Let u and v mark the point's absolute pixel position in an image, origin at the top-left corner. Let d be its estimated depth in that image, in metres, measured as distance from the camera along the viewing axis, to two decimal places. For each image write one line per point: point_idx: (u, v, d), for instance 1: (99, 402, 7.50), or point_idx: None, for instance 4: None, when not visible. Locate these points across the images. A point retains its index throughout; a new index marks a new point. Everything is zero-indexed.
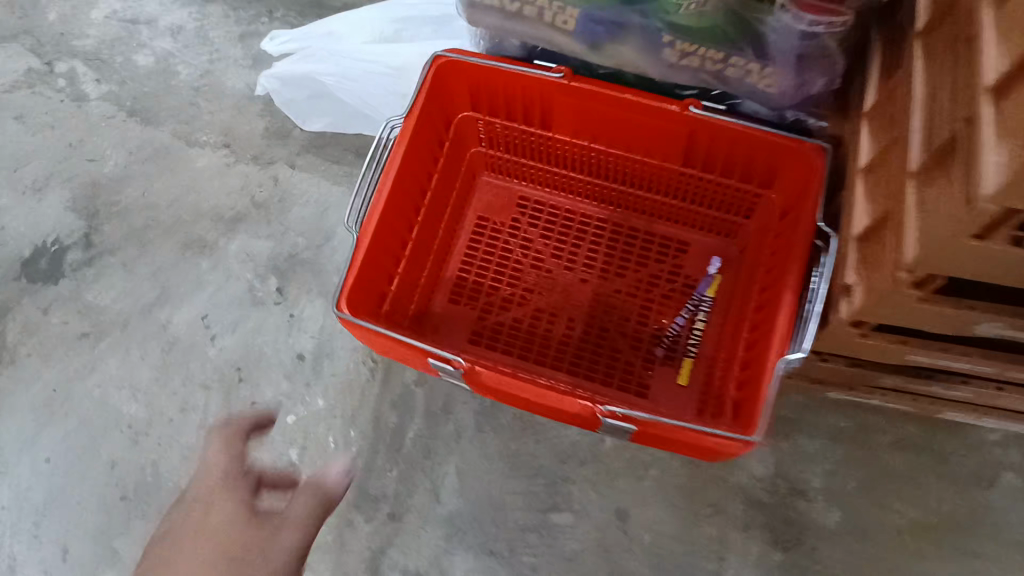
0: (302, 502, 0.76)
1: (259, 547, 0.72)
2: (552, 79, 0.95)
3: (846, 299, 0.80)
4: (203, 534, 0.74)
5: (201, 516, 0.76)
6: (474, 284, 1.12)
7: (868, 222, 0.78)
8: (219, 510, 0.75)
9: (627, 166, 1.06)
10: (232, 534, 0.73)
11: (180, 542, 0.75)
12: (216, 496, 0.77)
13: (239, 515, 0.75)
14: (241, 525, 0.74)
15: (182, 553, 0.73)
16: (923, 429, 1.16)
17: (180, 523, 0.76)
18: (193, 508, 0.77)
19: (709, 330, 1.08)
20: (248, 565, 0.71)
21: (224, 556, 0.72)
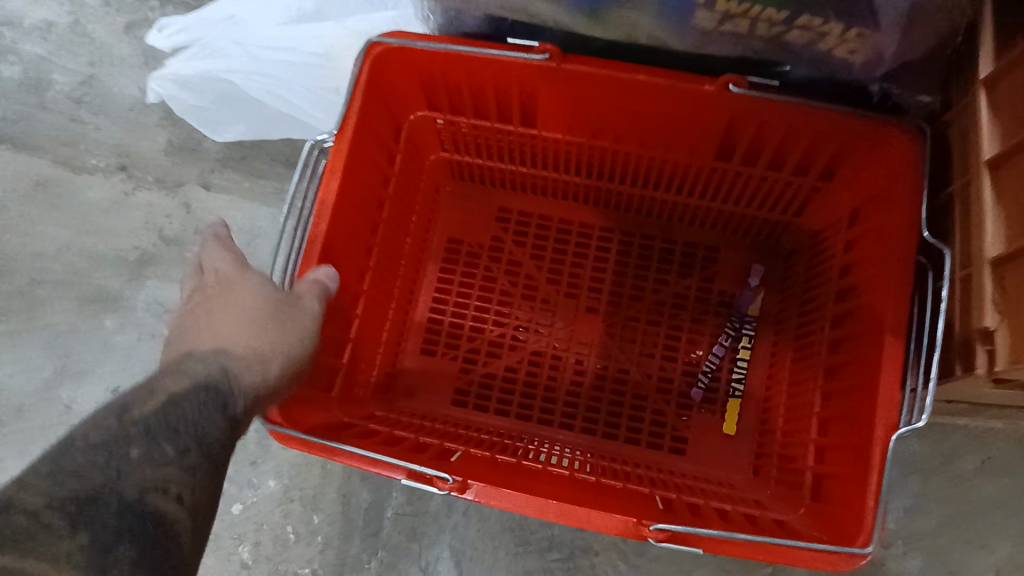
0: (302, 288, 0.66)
1: (287, 303, 0.63)
2: (535, 62, 0.68)
3: (982, 350, 0.57)
4: (229, 294, 0.61)
5: (218, 279, 0.63)
6: (452, 328, 0.88)
7: (1015, 243, 0.54)
8: (236, 276, 0.63)
9: (636, 162, 0.81)
10: (265, 295, 0.62)
11: (196, 297, 0.62)
12: (227, 268, 0.64)
13: (259, 275, 0.64)
14: (270, 283, 0.63)
15: (199, 306, 0.61)
16: (1019, 446, 0.94)
17: (191, 292, 0.63)
18: (201, 278, 0.64)
19: (757, 361, 0.85)
20: (286, 313, 0.63)
21: (254, 303, 0.61)
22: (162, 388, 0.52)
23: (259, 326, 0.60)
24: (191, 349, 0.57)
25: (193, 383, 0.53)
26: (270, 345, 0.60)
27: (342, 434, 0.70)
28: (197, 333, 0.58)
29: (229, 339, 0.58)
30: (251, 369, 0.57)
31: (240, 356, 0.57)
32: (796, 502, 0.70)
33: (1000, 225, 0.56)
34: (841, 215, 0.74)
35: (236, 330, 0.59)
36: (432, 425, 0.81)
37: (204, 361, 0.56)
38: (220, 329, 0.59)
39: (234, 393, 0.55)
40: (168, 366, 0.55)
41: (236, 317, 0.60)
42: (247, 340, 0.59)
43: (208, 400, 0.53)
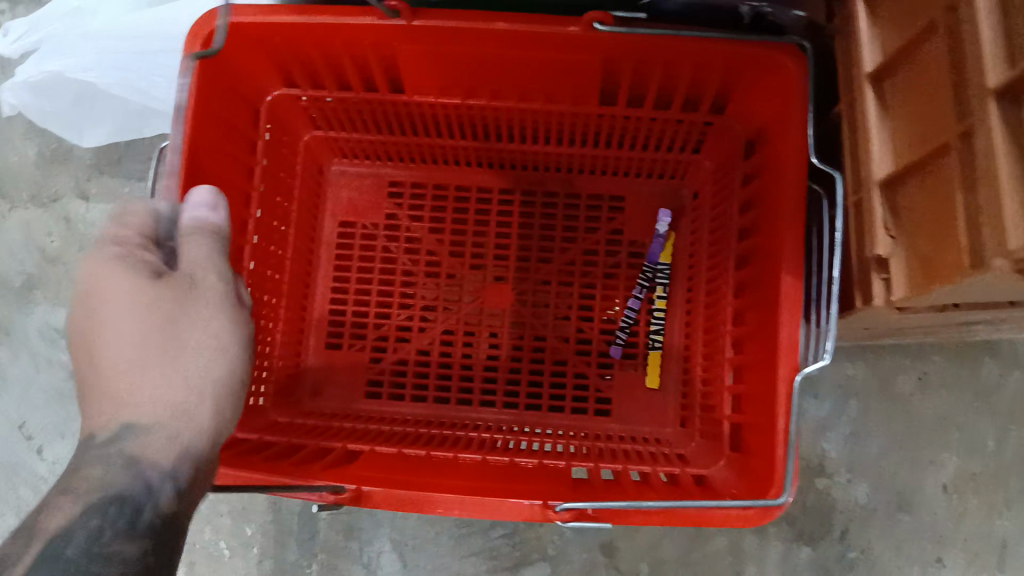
0: (201, 252, 0.56)
1: (186, 317, 0.52)
2: (387, 23, 0.62)
3: (878, 276, 0.53)
4: (112, 334, 0.51)
5: (97, 305, 0.52)
6: (356, 317, 0.82)
7: (904, 160, 0.50)
8: (114, 297, 0.51)
9: (520, 117, 0.75)
10: (141, 320, 0.51)
11: (82, 331, 0.52)
12: (102, 284, 0.52)
13: (144, 290, 0.52)
14: (158, 302, 0.52)
15: (87, 354, 0.51)
16: (953, 358, 0.91)
17: (76, 321, 0.53)
18: (82, 297, 0.53)
19: (675, 309, 0.81)
20: (174, 343, 0.51)
21: (141, 340, 0.51)
22: (59, 511, 0.48)
23: (158, 371, 0.51)
24: (96, 429, 0.51)
25: (100, 498, 0.49)
26: (171, 399, 0.51)
27: (230, 455, 0.65)
28: (100, 403, 0.51)
29: (124, 406, 0.51)
30: (166, 438, 0.51)
31: (144, 430, 0.50)
32: (717, 453, 0.68)
33: (888, 142, 0.52)
34: (737, 148, 0.69)
35: (133, 392, 0.50)
36: (345, 424, 0.77)
37: (108, 458, 0.50)
38: (114, 391, 0.50)
39: (150, 492, 0.50)
40: (74, 471, 0.51)
41: (127, 369, 0.50)
42: (141, 402, 0.50)
43: (110, 524, 0.49)
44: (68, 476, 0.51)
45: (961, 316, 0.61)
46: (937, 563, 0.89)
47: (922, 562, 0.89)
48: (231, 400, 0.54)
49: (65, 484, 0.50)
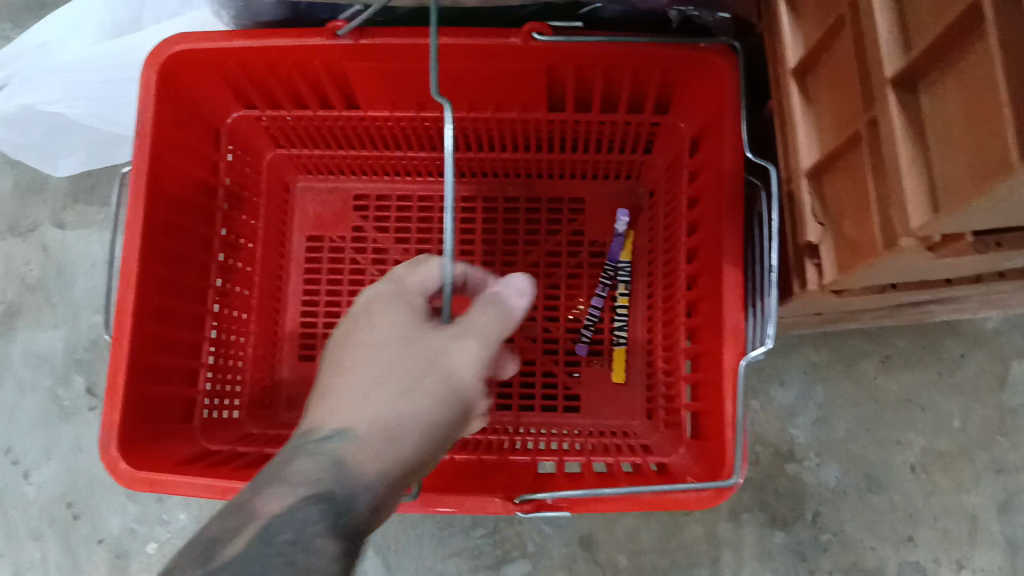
0: (490, 319, 0.53)
1: (427, 341, 0.50)
2: (335, 44, 0.64)
3: (811, 263, 0.56)
4: (362, 348, 0.50)
5: (356, 324, 0.52)
6: (326, 328, 0.84)
7: (826, 150, 0.52)
8: (375, 322, 0.52)
9: (474, 127, 0.77)
10: (394, 338, 0.50)
11: (337, 342, 0.52)
12: (376, 308, 0.53)
13: (402, 322, 0.51)
14: (416, 330, 0.51)
15: (331, 365, 0.51)
16: (915, 338, 0.92)
17: (336, 335, 0.53)
18: (349, 315, 0.54)
19: (636, 304, 0.83)
20: (423, 360, 0.49)
21: (386, 357, 0.49)
22: (266, 503, 0.43)
23: (383, 391, 0.48)
24: (307, 429, 0.48)
25: (285, 507, 0.43)
26: (390, 414, 0.47)
27: (204, 466, 0.68)
28: (321, 404, 0.49)
29: (348, 408, 0.48)
30: (374, 455, 0.46)
31: (357, 440, 0.46)
32: (677, 440, 0.70)
33: (813, 134, 0.55)
34: (683, 146, 0.72)
35: (353, 401, 0.48)
36: None
37: (310, 457, 0.46)
38: (339, 399, 0.48)
39: (349, 503, 0.45)
40: (277, 472, 0.46)
41: (356, 385, 0.49)
42: (365, 407, 0.47)
43: (320, 517, 0.43)
44: (263, 472, 0.47)
45: (901, 297, 0.63)
46: (909, 542, 0.90)
47: (893, 541, 0.90)
48: (443, 442, 0.49)
49: (258, 481, 0.46)
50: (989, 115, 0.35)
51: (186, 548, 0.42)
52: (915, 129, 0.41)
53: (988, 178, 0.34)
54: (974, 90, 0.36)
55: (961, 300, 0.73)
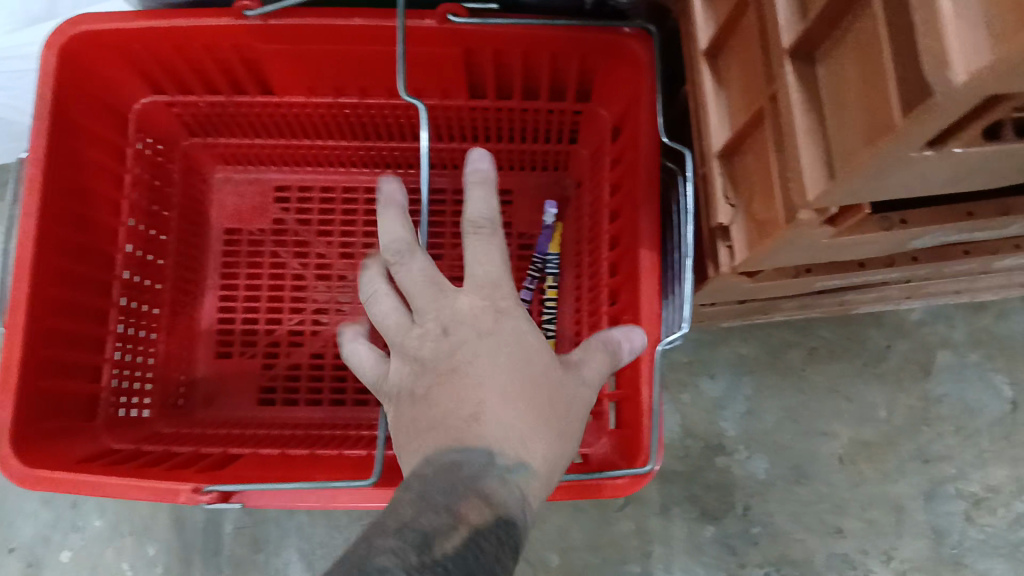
0: (602, 364, 0.53)
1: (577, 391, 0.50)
2: (241, 25, 0.63)
3: (723, 247, 0.56)
4: (512, 374, 0.46)
5: (488, 346, 0.47)
6: (244, 324, 0.81)
7: (735, 130, 0.52)
8: (508, 338, 0.48)
9: (398, 120, 0.75)
10: (552, 379, 0.48)
11: (468, 360, 0.46)
12: (504, 338, 0.48)
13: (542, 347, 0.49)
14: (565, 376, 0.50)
15: (473, 386, 0.45)
16: (841, 330, 0.93)
17: (451, 345, 0.48)
18: (469, 335, 0.48)
19: (565, 296, 0.82)
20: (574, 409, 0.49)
21: (538, 386, 0.47)
22: (469, 509, 0.39)
23: (549, 424, 0.46)
24: (491, 450, 0.43)
25: (492, 516, 0.40)
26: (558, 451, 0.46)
27: (106, 464, 0.65)
28: (484, 425, 0.44)
29: (524, 438, 0.44)
30: (541, 495, 0.45)
31: (536, 478, 0.44)
32: (600, 431, 0.69)
33: (725, 115, 0.54)
34: (605, 134, 0.71)
35: (523, 427, 0.45)
36: (239, 431, 0.76)
37: (499, 478, 0.42)
38: (507, 420, 0.44)
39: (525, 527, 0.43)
40: (465, 478, 0.40)
41: (523, 409, 0.45)
42: (538, 441, 0.45)
43: (507, 542, 0.40)
44: (443, 471, 0.41)
45: (817, 282, 0.63)
46: (837, 533, 0.90)
47: (822, 532, 0.90)
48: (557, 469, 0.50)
49: (444, 479, 0.40)
50: (872, 79, 0.34)
51: (380, 530, 0.38)
52: (814, 102, 0.41)
53: (875, 148, 0.34)
54: (864, 59, 0.35)
55: (880, 289, 0.73)
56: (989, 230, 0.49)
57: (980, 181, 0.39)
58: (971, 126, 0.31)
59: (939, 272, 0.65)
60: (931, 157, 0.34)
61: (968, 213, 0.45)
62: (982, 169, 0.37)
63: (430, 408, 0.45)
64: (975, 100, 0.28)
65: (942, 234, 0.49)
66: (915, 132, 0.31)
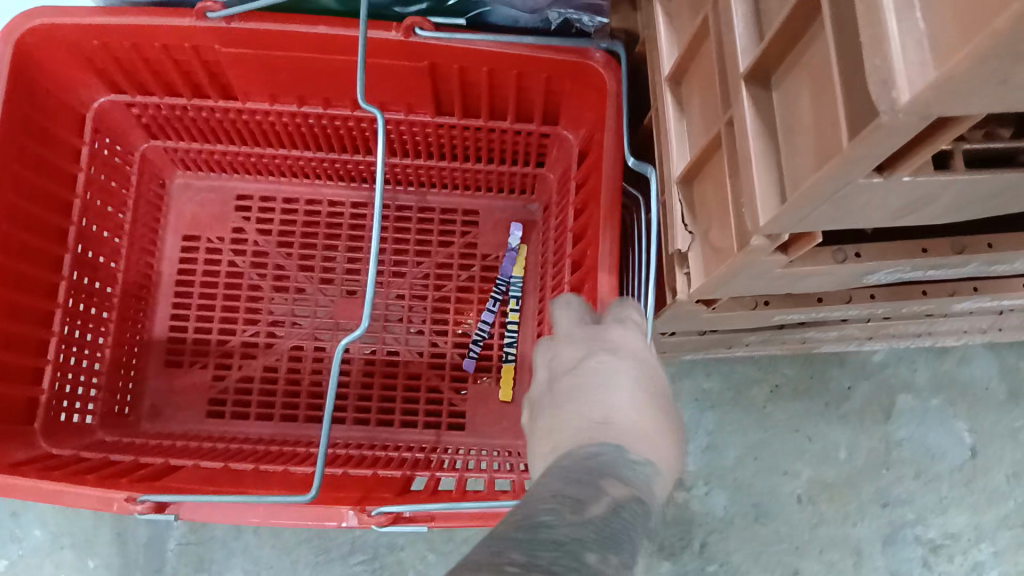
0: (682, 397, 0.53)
1: (658, 384, 0.48)
2: (205, 24, 0.61)
3: (682, 272, 0.55)
4: (638, 375, 0.47)
5: (625, 359, 0.48)
6: (197, 335, 0.79)
7: (693, 156, 0.51)
8: (640, 355, 0.49)
9: (363, 133, 0.74)
10: (643, 367, 0.47)
11: (607, 354, 0.48)
12: (626, 338, 0.49)
13: (664, 383, 0.48)
14: (650, 376, 0.47)
15: (629, 401, 0.44)
16: (805, 368, 0.93)
17: (587, 355, 0.49)
18: (602, 344, 0.49)
19: (526, 321, 0.80)
20: (664, 401, 0.47)
21: (651, 396, 0.46)
22: (612, 484, 0.37)
23: (674, 442, 0.45)
24: (622, 447, 0.41)
25: (631, 494, 0.37)
26: (660, 436, 0.44)
27: (39, 469, 0.61)
28: (624, 430, 0.42)
29: (648, 431, 0.43)
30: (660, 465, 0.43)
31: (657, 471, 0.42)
32: None
33: (685, 141, 0.54)
34: (571, 157, 0.71)
35: (659, 440, 0.44)
36: (184, 442, 0.73)
37: (631, 467, 0.39)
38: (637, 407, 0.44)
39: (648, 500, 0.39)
40: (586, 464, 0.39)
41: (653, 416, 0.45)
42: (658, 439, 0.44)
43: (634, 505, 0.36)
44: (562, 462, 0.39)
45: (776, 316, 0.62)
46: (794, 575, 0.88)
47: (780, 573, 0.88)
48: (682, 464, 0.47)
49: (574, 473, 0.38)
50: (826, 97, 0.34)
51: (531, 498, 0.35)
52: (767, 128, 0.40)
53: (824, 171, 0.33)
54: (817, 81, 0.35)
55: (842, 327, 0.72)
56: (943, 269, 0.49)
57: (928, 213, 0.39)
58: (919, 149, 0.30)
59: (898, 311, 0.65)
60: (879, 183, 0.33)
61: (922, 248, 0.45)
62: (932, 198, 0.36)
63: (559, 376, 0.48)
64: (922, 122, 0.27)
65: (898, 270, 0.48)
66: (866, 153, 0.30)
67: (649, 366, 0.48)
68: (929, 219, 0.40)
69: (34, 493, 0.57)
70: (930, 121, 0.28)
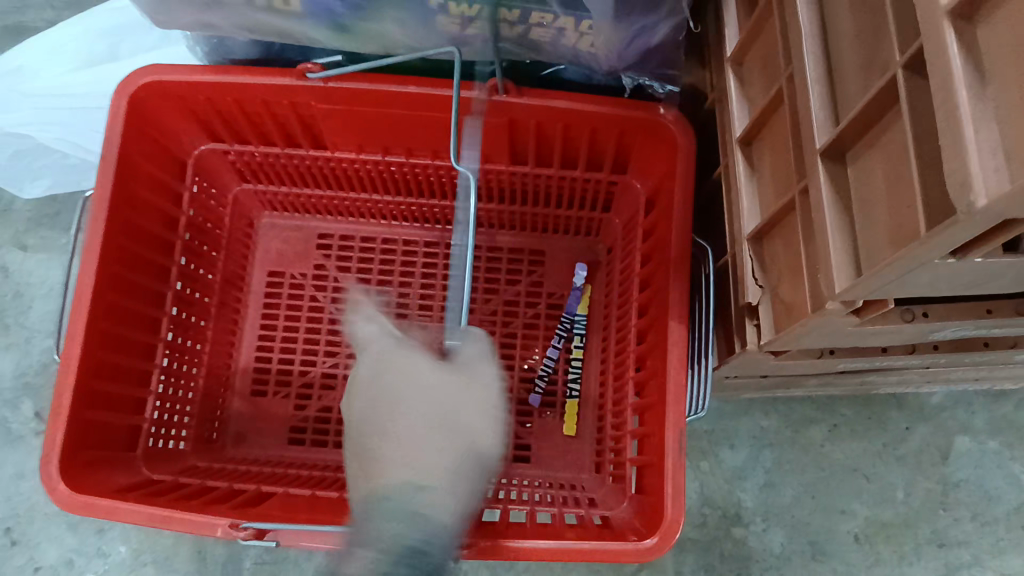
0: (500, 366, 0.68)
1: (436, 401, 0.61)
2: (305, 85, 0.66)
3: (752, 323, 0.58)
4: (422, 425, 0.59)
5: (403, 401, 0.61)
6: (280, 366, 0.83)
7: (765, 217, 0.54)
8: (411, 384, 0.62)
9: (442, 179, 0.79)
10: (421, 399, 0.61)
11: (397, 399, 0.61)
12: (409, 370, 0.63)
13: (444, 408, 0.61)
14: (433, 399, 0.61)
15: (414, 461, 0.59)
16: (861, 408, 0.94)
17: (373, 392, 0.62)
18: (393, 385, 0.62)
19: (591, 358, 0.82)
20: (448, 423, 0.60)
21: (432, 439, 0.59)
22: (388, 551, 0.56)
23: (456, 459, 0.60)
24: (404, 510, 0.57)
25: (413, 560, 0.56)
26: (433, 481, 0.58)
27: (143, 495, 0.66)
28: (433, 498, 0.58)
29: (424, 475, 0.58)
30: (432, 503, 0.58)
31: (430, 508, 0.58)
32: (621, 494, 0.70)
33: (756, 200, 0.57)
34: (639, 205, 0.74)
35: (431, 478, 0.58)
36: (267, 468, 0.77)
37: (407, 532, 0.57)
38: (422, 468, 0.59)
39: (431, 538, 0.57)
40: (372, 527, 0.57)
41: (436, 460, 0.59)
42: (429, 479, 0.58)
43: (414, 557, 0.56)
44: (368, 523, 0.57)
45: (840, 364, 0.64)
46: None
47: None
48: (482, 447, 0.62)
49: (381, 529, 0.57)
50: (903, 182, 0.37)
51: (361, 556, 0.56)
52: (843, 200, 0.43)
53: (901, 253, 0.36)
54: (894, 161, 0.38)
55: (903, 373, 0.74)
56: (1007, 328, 0.52)
57: (1001, 284, 0.41)
58: (992, 239, 0.33)
59: (959, 361, 0.67)
60: (952, 264, 0.36)
61: (987, 310, 0.48)
62: (1002, 275, 0.39)
63: (362, 411, 0.62)
64: (993, 221, 0.30)
65: (964, 330, 0.51)
66: (938, 245, 0.33)
67: (428, 386, 0.62)
68: (1000, 287, 0.43)
69: (140, 520, 0.61)
70: (1000, 220, 0.30)
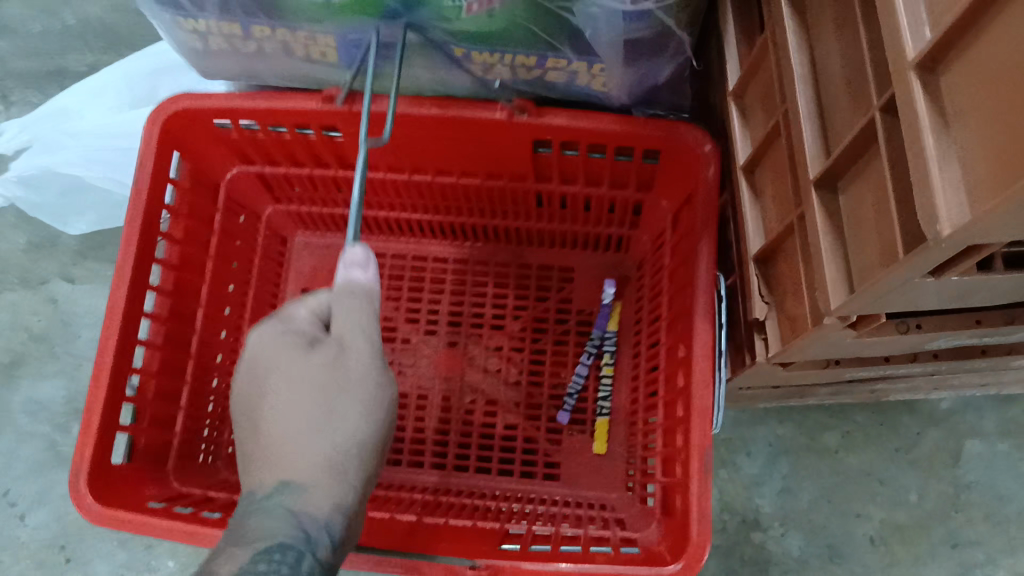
0: (357, 316, 0.57)
1: (308, 373, 0.56)
2: (314, 108, 0.70)
3: (760, 338, 0.62)
4: (291, 391, 0.55)
5: (272, 371, 0.56)
6: None
7: (768, 240, 0.59)
8: (282, 353, 0.57)
9: (467, 198, 0.85)
10: (295, 368, 0.56)
11: (263, 375, 0.57)
12: (279, 343, 0.58)
13: (323, 392, 0.55)
14: (307, 363, 0.56)
15: (295, 454, 0.53)
16: (873, 415, 0.98)
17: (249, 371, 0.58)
18: (270, 376, 0.56)
19: (620, 379, 0.86)
20: (325, 396, 0.55)
21: (302, 421, 0.54)
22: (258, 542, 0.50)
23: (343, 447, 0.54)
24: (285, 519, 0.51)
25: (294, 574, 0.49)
26: (313, 470, 0.53)
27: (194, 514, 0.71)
28: (306, 492, 0.52)
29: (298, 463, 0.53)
30: (315, 499, 0.52)
31: (304, 497, 0.52)
32: (649, 517, 0.74)
33: (760, 223, 0.61)
34: (665, 220, 0.79)
35: (310, 468, 0.53)
36: None
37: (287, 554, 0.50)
38: (295, 456, 0.53)
39: (311, 537, 0.51)
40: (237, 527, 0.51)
41: (314, 439, 0.54)
42: (306, 466, 0.53)
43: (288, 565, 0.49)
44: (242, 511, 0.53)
45: (846, 373, 0.69)
46: None
47: None
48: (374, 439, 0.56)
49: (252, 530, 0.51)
50: (886, 212, 0.41)
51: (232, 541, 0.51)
52: (836, 225, 0.48)
53: (885, 275, 0.40)
54: (877, 193, 0.42)
55: (909, 380, 0.78)
56: (998, 337, 0.56)
57: (986, 298, 0.45)
58: (964, 261, 0.38)
59: (959, 368, 0.71)
60: (931, 283, 0.40)
61: (975, 321, 0.52)
62: (982, 290, 0.43)
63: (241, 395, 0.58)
64: (957, 248, 0.35)
65: (956, 340, 0.55)
66: (915, 268, 0.38)
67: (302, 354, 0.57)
68: (986, 300, 0.47)
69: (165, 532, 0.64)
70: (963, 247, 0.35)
